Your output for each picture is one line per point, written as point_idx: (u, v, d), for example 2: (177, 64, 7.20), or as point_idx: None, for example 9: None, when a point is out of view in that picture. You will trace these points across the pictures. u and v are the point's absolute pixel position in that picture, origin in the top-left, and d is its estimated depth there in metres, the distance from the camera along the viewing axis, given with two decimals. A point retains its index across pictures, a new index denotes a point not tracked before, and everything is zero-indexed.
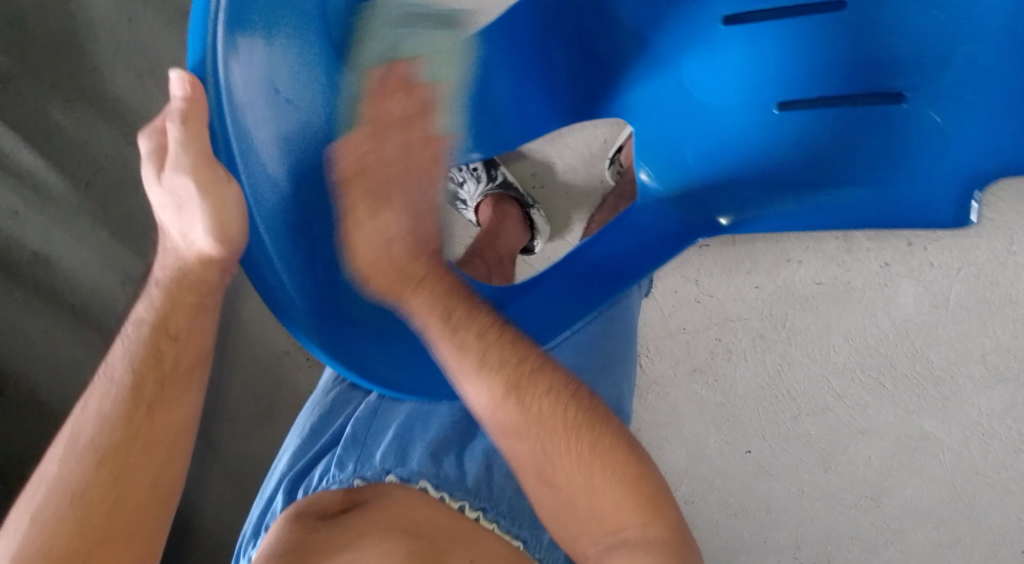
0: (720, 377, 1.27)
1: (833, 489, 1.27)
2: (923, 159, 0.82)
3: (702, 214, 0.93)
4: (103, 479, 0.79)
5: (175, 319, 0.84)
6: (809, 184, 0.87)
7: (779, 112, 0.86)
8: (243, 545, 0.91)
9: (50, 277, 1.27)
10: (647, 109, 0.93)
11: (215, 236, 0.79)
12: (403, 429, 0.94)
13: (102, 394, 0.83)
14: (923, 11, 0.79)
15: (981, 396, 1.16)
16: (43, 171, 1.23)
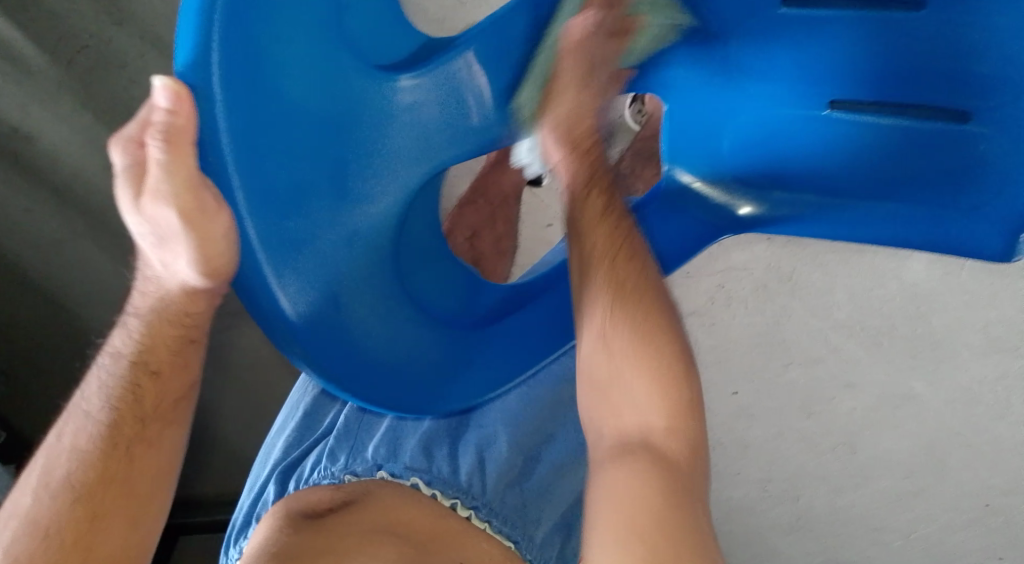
0: (717, 322, 1.24)
1: (811, 434, 1.29)
2: (986, 195, 0.85)
3: (726, 215, 0.99)
4: (78, 521, 0.79)
5: (157, 354, 0.84)
6: (835, 203, 0.93)
7: (828, 111, 0.87)
8: (235, 535, 0.96)
9: (28, 155, 1.18)
10: (695, 93, 0.93)
11: (201, 269, 0.78)
12: (396, 424, 0.98)
13: (78, 428, 0.83)
14: (1008, 32, 0.77)
15: (975, 362, 1.15)
16: (9, 35, 1.09)
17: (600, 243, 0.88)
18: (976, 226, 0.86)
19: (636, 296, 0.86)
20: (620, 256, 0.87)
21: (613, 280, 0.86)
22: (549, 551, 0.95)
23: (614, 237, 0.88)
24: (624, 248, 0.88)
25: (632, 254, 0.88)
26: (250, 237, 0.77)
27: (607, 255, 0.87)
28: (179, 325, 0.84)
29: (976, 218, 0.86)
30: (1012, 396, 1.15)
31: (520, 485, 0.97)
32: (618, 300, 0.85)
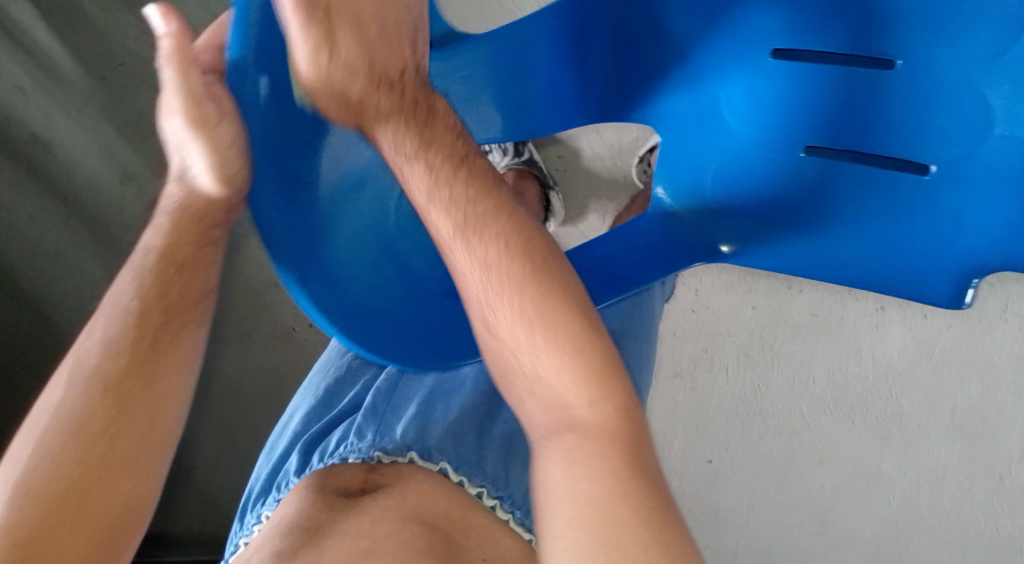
0: (698, 386, 1.28)
1: (782, 507, 1.29)
2: (959, 232, 0.82)
3: (703, 240, 0.94)
4: (107, 410, 0.75)
5: (182, 248, 0.81)
6: (801, 224, 0.89)
7: (803, 155, 0.87)
8: (250, 502, 0.85)
9: (44, 163, 1.23)
10: (675, 120, 0.93)
11: (216, 175, 0.79)
12: (427, 403, 0.88)
13: (112, 320, 0.78)
14: (962, 91, 0.78)
15: (941, 447, 1.20)
16: (59, 53, 1.18)
17: (386, 111, 0.83)
18: (927, 274, 0.85)
19: (477, 228, 0.82)
20: (400, 92, 0.83)
21: (398, 130, 0.83)
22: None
23: (372, 69, 0.81)
24: (410, 107, 0.83)
25: (414, 107, 0.83)
26: (258, 146, 0.79)
27: (425, 140, 0.83)
28: (202, 225, 0.82)
29: (934, 256, 0.84)
30: (973, 484, 1.19)
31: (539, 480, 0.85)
32: (436, 166, 0.83)
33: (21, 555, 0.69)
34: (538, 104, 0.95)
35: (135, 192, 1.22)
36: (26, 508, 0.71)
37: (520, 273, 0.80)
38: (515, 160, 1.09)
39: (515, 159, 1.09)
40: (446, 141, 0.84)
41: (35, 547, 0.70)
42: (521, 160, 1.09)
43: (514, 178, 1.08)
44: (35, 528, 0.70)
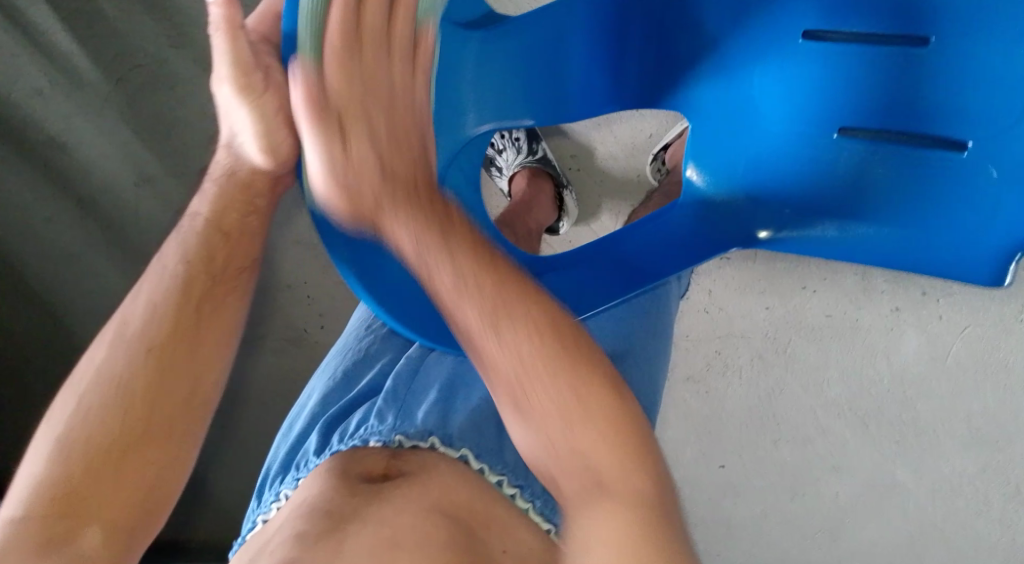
0: (712, 390, 1.26)
1: (794, 516, 1.29)
2: (1005, 210, 0.85)
3: (741, 229, 0.96)
4: (150, 369, 0.80)
5: (228, 218, 0.87)
6: (838, 211, 0.91)
7: (838, 137, 0.89)
8: (269, 480, 0.87)
9: (61, 164, 1.23)
10: (710, 109, 0.95)
11: (262, 145, 0.86)
12: (447, 391, 0.87)
13: (156, 285, 0.84)
14: (996, 65, 0.81)
15: (957, 454, 1.19)
16: (76, 54, 1.18)
17: (399, 207, 0.84)
18: (972, 255, 0.88)
19: (540, 376, 0.76)
20: (414, 189, 0.85)
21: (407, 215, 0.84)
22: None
23: (385, 169, 0.85)
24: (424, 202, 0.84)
25: (426, 206, 0.85)
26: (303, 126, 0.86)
27: (440, 236, 0.83)
28: (246, 194, 0.88)
29: (982, 240, 0.87)
30: (988, 491, 1.19)
31: None
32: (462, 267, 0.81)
33: (63, 498, 0.74)
34: (575, 91, 0.94)
35: (150, 193, 1.24)
36: (73, 457, 0.76)
37: (560, 393, 0.76)
38: (528, 158, 1.10)
39: (529, 157, 1.09)
40: (461, 237, 0.83)
41: (79, 495, 0.75)
42: (535, 158, 1.09)
43: (528, 176, 1.10)
44: (79, 477, 0.75)
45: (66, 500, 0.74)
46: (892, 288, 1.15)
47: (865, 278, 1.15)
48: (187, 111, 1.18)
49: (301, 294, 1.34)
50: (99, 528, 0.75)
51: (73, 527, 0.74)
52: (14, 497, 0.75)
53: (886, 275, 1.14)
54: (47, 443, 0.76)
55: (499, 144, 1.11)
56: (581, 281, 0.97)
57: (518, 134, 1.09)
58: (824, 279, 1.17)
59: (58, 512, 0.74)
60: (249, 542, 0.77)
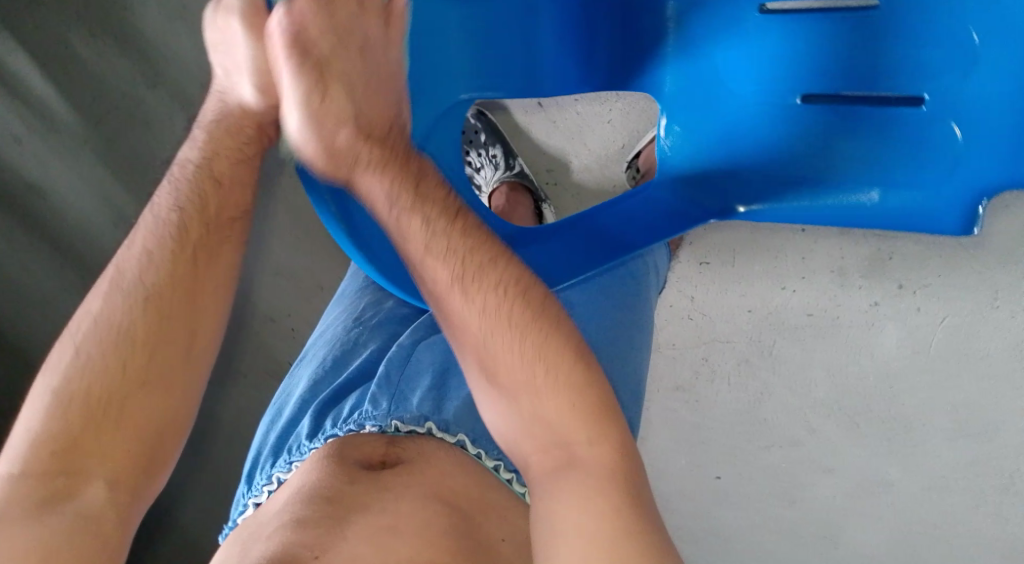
0: (700, 399, 1.27)
1: (790, 523, 1.29)
2: (965, 159, 0.88)
3: (717, 200, 0.97)
4: (148, 322, 0.77)
5: (218, 163, 0.85)
6: (806, 176, 0.94)
7: (801, 103, 0.92)
8: (260, 463, 0.85)
9: (38, 210, 1.24)
10: (676, 90, 0.98)
11: (259, 89, 0.84)
12: (440, 377, 0.86)
13: (150, 230, 0.82)
14: (940, 23, 0.86)
15: (946, 447, 1.19)
16: (54, 101, 1.20)
17: (375, 159, 0.83)
18: (936, 206, 0.90)
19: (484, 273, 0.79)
20: (387, 143, 0.84)
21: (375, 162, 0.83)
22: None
23: (360, 123, 0.83)
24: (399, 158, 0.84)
25: (401, 159, 0.84)
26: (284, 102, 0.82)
27: (414, 184, 0.83)
28: (236, 138, 0.86)
29: (943, 200, 0.90)
30: (982, 484, 1.19)
31: None
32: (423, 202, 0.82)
33: (63, 447, 0.73)
34: (544, 72, 0.95)
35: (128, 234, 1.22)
36: (71, 410, 0.74)
37: (524, 335, 0.77)
38: (506, 173, 1.11)
39: (507, 172, 1.11)
40: (433, 189, 0.84)
41: (80, 448, 0.73)
42: (512, 172, 1.11)
43: (507, 191, 1.10)
44: (78, 430, 0.73)
45: (67, 455, 0.73)
46: (870, 284, 1.17)
47: (842, 274, 1.17)
48: (162, 149, 1.19)
49: (286, 326, 1.33)
50: (103, 483, 0.73)
51: (75, 482, 0.72)
52: (12, 453, 0.73)
53: (862, 270, 1.17)
54: (43, 396, 0.74)
55: (477, 162, 1.14)
56: (559, 249, 0.96)
57: (495, 150, 1.13)
58: (803, 278, 1.19)
59: (58, 468, 0.72)
60: (248, 524, 0.78)
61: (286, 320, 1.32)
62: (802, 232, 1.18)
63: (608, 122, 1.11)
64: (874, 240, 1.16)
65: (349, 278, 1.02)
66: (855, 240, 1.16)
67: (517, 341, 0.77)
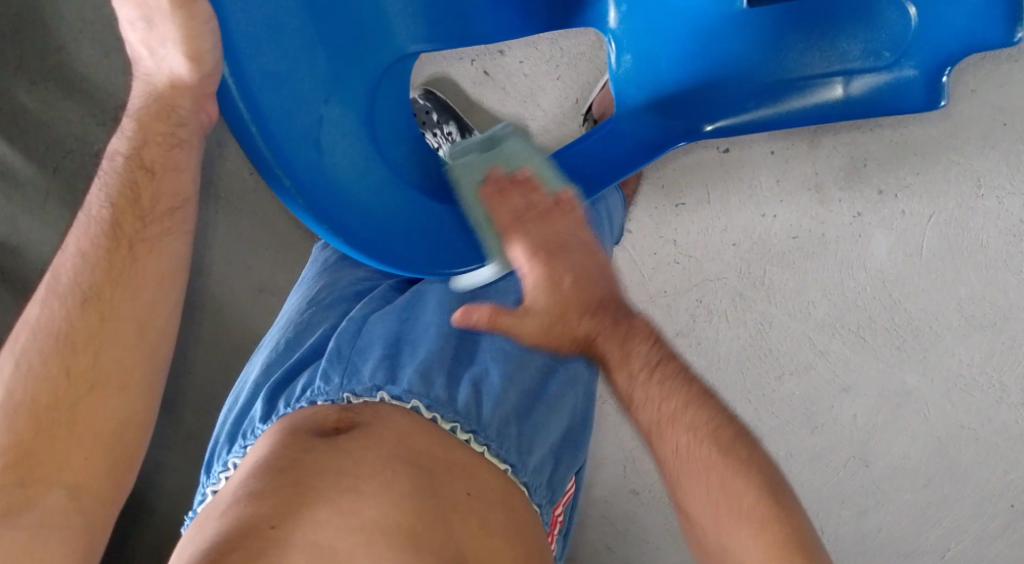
0: (703, 340, 1.25)
1: (819, 450, 1.27)
2: (926, 34, 0.91)
3: (684, 120, 0.98)
4: (89, 322, 0.79)
5: (149, 151, 0.83)
6: (766, 85, 0.96)
7: (750, 9, 0.93)
8: (217, 450, 0.85)
9: (18, 268, 1.24)
10: (625, 18, 0.98)
11: (187, 53, 0.78)
12: (393, 348, 0.87)
13: (82, 228, 0.82)
14: None
15: (960, 345, 1.17)
16: (12, 157, 1.20)
17: (603, 326, 0.82)
18: (900, 87, 0.94)
19: (697, 407, 0.81)
20: (604, 309, 0.83)
21: (613, 336, 0.83)
22: (541, 479, 0.84)
23: (587, 303, 0.82)
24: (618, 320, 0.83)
25: (616, 320, 0.83)
26: (227, 95, 0.80)
27: (624, 342, 0.83)
28: (167, 121, 0.83)
29: (900, 82, 0.94)
30: (1004, 377, 1.17)
31: (518, 416, 0.85)
32: (637, 355, 0.82)
33: (18, 459, 0.75)
34: (483, 11, 0.93)
35: None
36: (21, 419, 0.76)
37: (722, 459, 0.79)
38: None
39: None
40: (642, 337, 0.83)
41: (35, 457, 0.76)
42: None
43: None
44: (30, 441, 0.76)
45: (20, 466, 0.75)
46: (849, 195, 1.15)
47: (820, 191, 1.15)
48: None
49: None
50: (64, 488, 0.75)
51: (34, 493, 0.74)
52: None
53: (839, 183, 1.15)
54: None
55: (434, 143, 1.10)
56: None
57: (449, 128, 1.10)
58: (780, 201, 1.17)
59: (15, 479, 0.74)
60: (202, 510, 0.77)
61: None
62: (772, 152, 1.16)
63: (557, 80, 1.10)
64: (847, 149, 1.14)
65: (311, 264, 1.05)
66: (827, 152, 1.14)
67: (656, 400, 0.81)
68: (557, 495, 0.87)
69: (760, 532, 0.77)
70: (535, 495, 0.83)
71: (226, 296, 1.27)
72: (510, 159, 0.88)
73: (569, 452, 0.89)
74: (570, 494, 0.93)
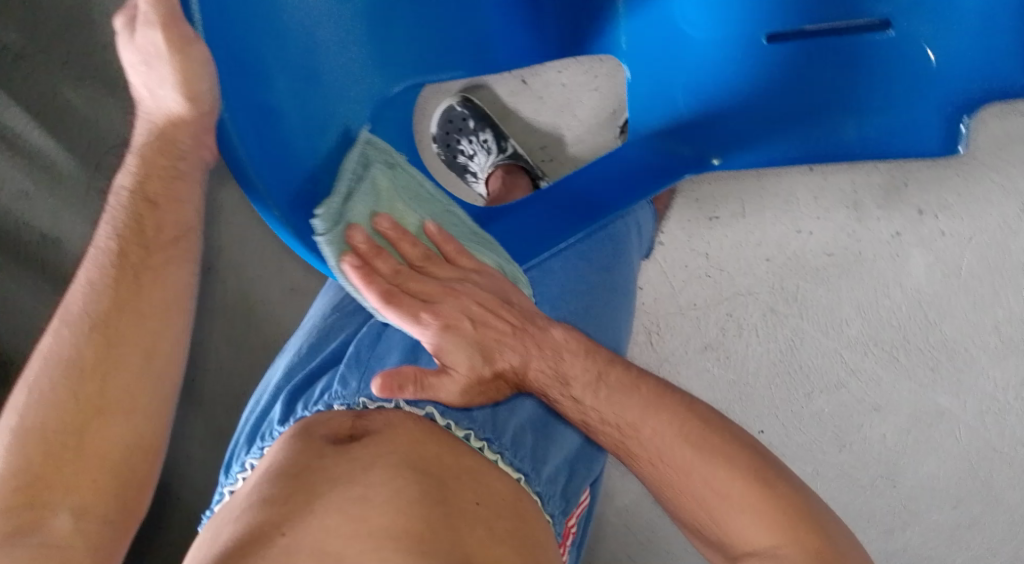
0: (731, 354, 1.24)
1: (847, 468, 1.26)
2: (945, 80, 0.86)
3: (696, 148, 0.95)
4: (95, 347, 0.81)
5: (152, 184, 0.83)
6: (782, 116, 0.92)
7: (767, 44, 0.90)
8: (236, 452, 0.87)
9: (53, 264, 1.23)
10: (638, 45, 0.96)
11: (183, 93, 0.77)
12: (412, 355, 0.87)
13: (90, 262, 0.84)
14: None
15: (995, 367, 1.15)
16: (58, 153, 1.22)
17: (509, 356, 0.84)
18: (918, 126, 0.88)
19: (663, 404, 0.82)
20: (517, 334, 0.85)
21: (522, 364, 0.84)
22: (554, 489, 0.83)
23: (479, 342, 0.84)
24: (532, 340, 0.84)
25: (539, 343, 0.84)
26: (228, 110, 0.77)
27: (557, 364, 0.84)
28: (168, 156, 0.82)
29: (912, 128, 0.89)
30: None
31: (532, 423, 0.85)
32: (582, 377, 0.83)
33: (28, 482, 0.76)
34: (495, 39, 0.94)
35: None
36: (32, 445, 0.77)
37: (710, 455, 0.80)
38: (499, 157, 1.12)
39: (500, 156, 1.12)
40: (576, 352, 0.84)
41: (43, 483, 0.77)
42: (506, 155, 1.12)
43: (503, 174, 1.11)
44: (40, 465, 0.77)
45: (31, 488, 0.76)
46: (888, 213, 1.13)
47: (858, 208, 1.14)
48: None
49: None
50: (69, 514, 0.76)
51: (41, 515, 0.75)
52: None
53: (878, 201, 1.13)
54: (4, 437, 0.78)
55: (469, 150, 1.11)
56: (531, 219, 0.97)
57: (485, 135, 1.12)
58: (817, 217, 1.16)
59: (21, 501, 0.76)
60: (217, 514, 0.78)
61: None
62: (809, 170, 1.15)
63: (594, 90, 1.09)
64: (886, 168, 1.12)
65: None
66: (866, 170, 1.13)
67: (617, 412, 0.82)
68: (572, 505, 0.85)
69: (754, 511, 0.77)
70: (548, 505, 0.81)
71: (259, 293, 1.29)
72: (380, 205, 0.88)
73: (584, 462, 0.87)
74: (585, 505, 0.92)
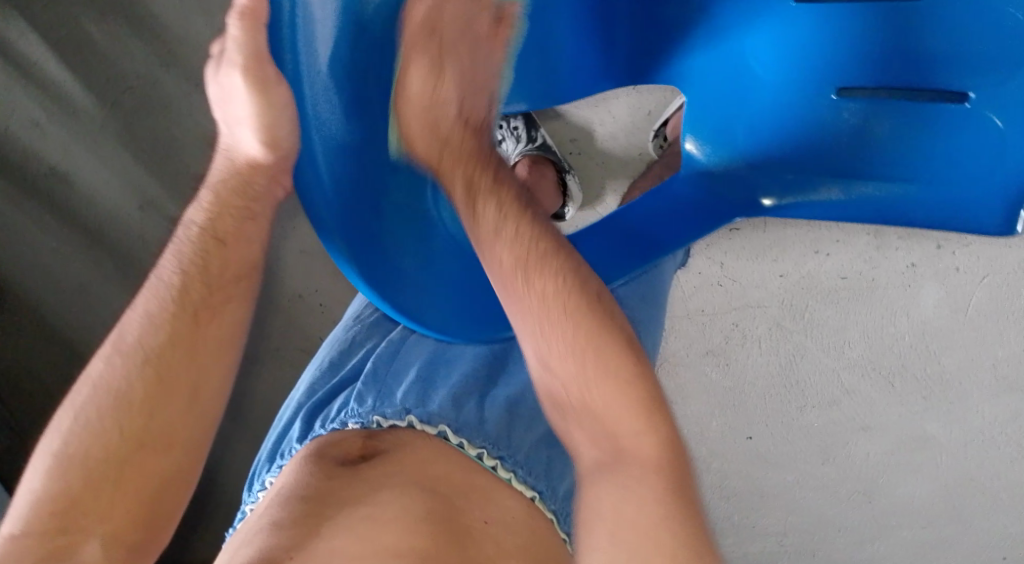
0: (732, 362, 1.25)
1: (828, 481, 1.28)
2: (1014, 154, 0.84)
3: (746, 195, 0.96)
4: (145, 382, 0.81)
5: (222, 223, 0.88)
6: (836, 170, 0.92)
7: (836, 97, 0.89)
8: (259, 469, 0.91)
9: (66, 199, 1.23)
10: (705, 81, 0.96)
11: (262, 137, 0.86)
12: (427, 370, 0.91)
13: (150, 295, 0.85)
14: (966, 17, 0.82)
15: (986, 403, 1.17)
16: (72, 86, 1.19)
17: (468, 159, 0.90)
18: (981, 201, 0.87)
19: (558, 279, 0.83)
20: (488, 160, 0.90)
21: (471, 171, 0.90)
22: (568, 506, 0.86)
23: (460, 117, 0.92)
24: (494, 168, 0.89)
25: (493, 184, 0.89)
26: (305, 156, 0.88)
27: (488, 192, 0.88)
28: (243, 197, 0.89)
29: (978, 193, 0.87)
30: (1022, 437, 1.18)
31: (545, 440, 0.88)
32: (498, 209, 0.87)
33: (64, 508, 0.76)
34: (563, 72, 0.95)
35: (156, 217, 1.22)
36: (71, 472, 0.77)
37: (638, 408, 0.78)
38: (528, 146, 1.10)
39: (529, 145, 1.10)
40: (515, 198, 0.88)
41: (77, 510, 0.76)
42: (534, 145, 1.10)
43: (529, 164, 1.10)
44: (78, 491, 0.77)
45: (65, 515, 0.76)
46: (907, 244, 1.13)
47: (879, 236, 1.14)
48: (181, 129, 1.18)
49: (313, 302, 1.30)
50: (99, 540, 0.76)
51: (73, 539, 0.75)
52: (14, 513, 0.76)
53: (899, 231, 1.13)
54: (46, 461, 0.78)
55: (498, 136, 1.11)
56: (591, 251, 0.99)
57: (516, 122, 1.11)
58: (838, 241, 1.16)
59: (57, 526, 0.75)
60: (239, 531, 0.80)
61: (314, 297, 1.30)
62: None
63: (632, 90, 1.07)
64: None
65: None
66: None
67: (510, 253, 0.85)
68: None
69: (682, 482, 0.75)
70: (563, 522, 0.84)
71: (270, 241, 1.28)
72: None
73: None
74: None
